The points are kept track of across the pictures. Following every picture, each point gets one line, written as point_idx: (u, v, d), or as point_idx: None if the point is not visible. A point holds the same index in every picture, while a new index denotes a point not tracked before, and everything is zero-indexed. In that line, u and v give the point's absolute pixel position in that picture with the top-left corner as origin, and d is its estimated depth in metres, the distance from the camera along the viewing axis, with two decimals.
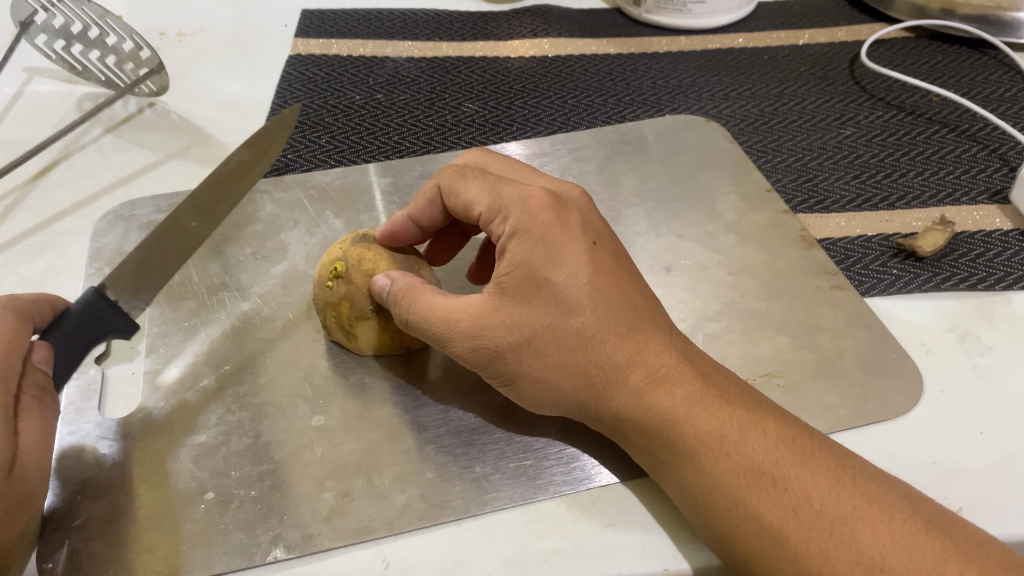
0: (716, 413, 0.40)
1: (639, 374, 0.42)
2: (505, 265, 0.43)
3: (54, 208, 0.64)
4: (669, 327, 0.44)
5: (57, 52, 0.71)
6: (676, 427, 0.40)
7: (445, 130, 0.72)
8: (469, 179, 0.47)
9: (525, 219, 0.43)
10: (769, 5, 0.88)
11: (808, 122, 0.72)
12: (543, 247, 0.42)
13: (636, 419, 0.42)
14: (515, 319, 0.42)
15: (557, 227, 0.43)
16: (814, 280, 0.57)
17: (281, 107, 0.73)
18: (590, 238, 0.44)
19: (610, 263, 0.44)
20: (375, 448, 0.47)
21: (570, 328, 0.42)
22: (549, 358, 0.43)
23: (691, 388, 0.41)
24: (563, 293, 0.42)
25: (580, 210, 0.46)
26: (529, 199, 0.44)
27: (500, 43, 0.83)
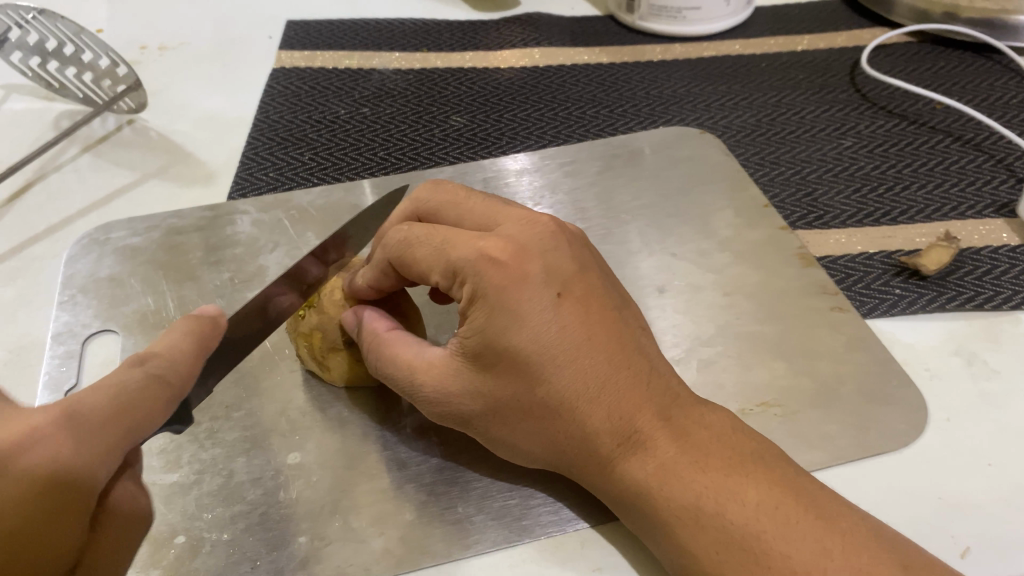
0: (692, 480, 0.38)
1: (611, 439, 0.39)
2: (465, 332, 0.41)
3: (28, 231, 0.62)
4: (650, 377, 0.41)
5: (33, 69, 0.69)
6: (650, 497, 0.38)
7: (432, 145, 0.70)
8: (419, 242, 0.43)
9: (480, 283, 0.40)
10: (767, 10, 0.85)
11: (806, 133, 0.69)
12: (498, 313, 0.39)
13: (613, 484, 0.40)
14: (478, 388, 0.41)
15: (512, 287, 0.39)
16: (814, 301, 0.55)
17: (264, 123, 0.71)
18: (553, 291, 0.40)
19: (580, 317, 0.40)
20: (353, 488, 0.45)
21: (534, 397, 0.39)
22: (519, 424, 0.41)
23: (667, 453, 0.39)
24: (522, 362, 0.39)
25: (547, 254, 0.41)
26: (479, 259, 0.40)
27: (490, 53, 0.81)
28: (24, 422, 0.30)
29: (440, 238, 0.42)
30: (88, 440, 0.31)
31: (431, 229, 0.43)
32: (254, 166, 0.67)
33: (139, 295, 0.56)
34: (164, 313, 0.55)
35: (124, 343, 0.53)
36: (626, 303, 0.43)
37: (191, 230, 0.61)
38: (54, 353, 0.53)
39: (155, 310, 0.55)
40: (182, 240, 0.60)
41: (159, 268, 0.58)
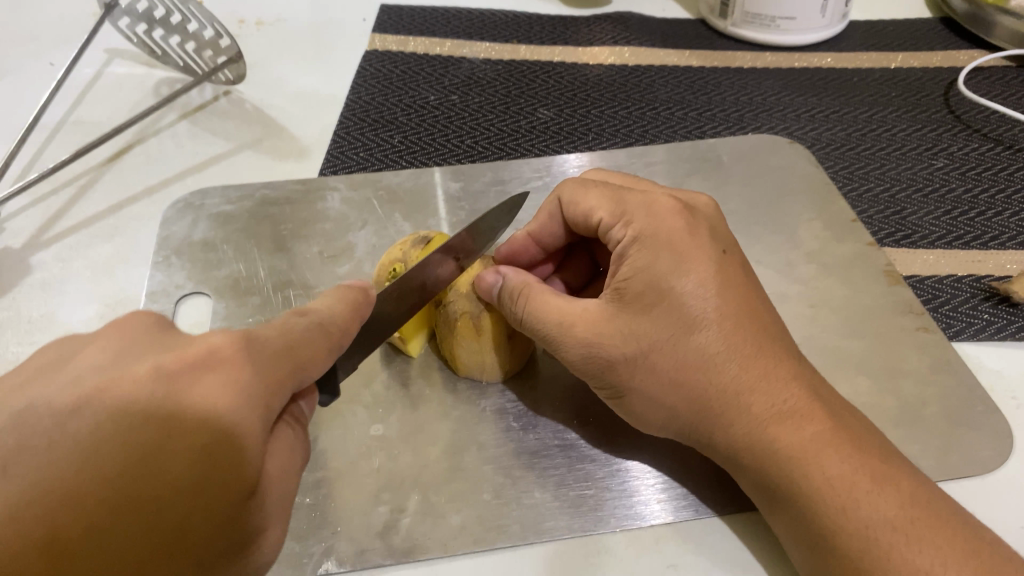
0: (847, 456, 0.37)
1: (763, 403, 0.39)
2: (628, 270, 0.41)
3: (126, 191, 0.65)
4: (798, 359, 0.41)
5: (139, 35, 0.73)
6: (803, 465, 0.37)
7: (519, 136, 0.70)
8: (591, 189, 0.46)
9: (650, 225, 0.42)
10: (862, 24, 0.84)
11: (897, 151, 0.69)
12: (668, 255, 0.40)
13: (756, 452, 0.39)
14: (631, 328, 0.40)
15: (684, 236, 0.41)
16: (899, 320, 0.54)
17: (355, 103, 0.72)
18: (719, 250, 0.41)
19: (739, 277, 0.41)
20: (431, 465, 0.46)
21: (692, 343, 0.39)
22: (663, 373, 0.40)
23: (819, 427, 0.38)
24: (686, 306, 0.39)
25: (709, 222, 0.43)
26: (655, 207, 0.43)
27: (579, 50, 0.81)
28: (204, 344, 0.31)
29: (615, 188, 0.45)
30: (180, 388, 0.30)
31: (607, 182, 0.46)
32: (346, 144, 0.68)
33: (231, 261, 0.58)
34: (254, 280, 0.57)
35: (215, 307, 0.55)
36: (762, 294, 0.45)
37: (283, 202, 0.62)
38: (148, 310, 0.54)
39: (246, 277, 0.57)
40: (275, 211, 0.62)
41: (251, 237, 0.60)
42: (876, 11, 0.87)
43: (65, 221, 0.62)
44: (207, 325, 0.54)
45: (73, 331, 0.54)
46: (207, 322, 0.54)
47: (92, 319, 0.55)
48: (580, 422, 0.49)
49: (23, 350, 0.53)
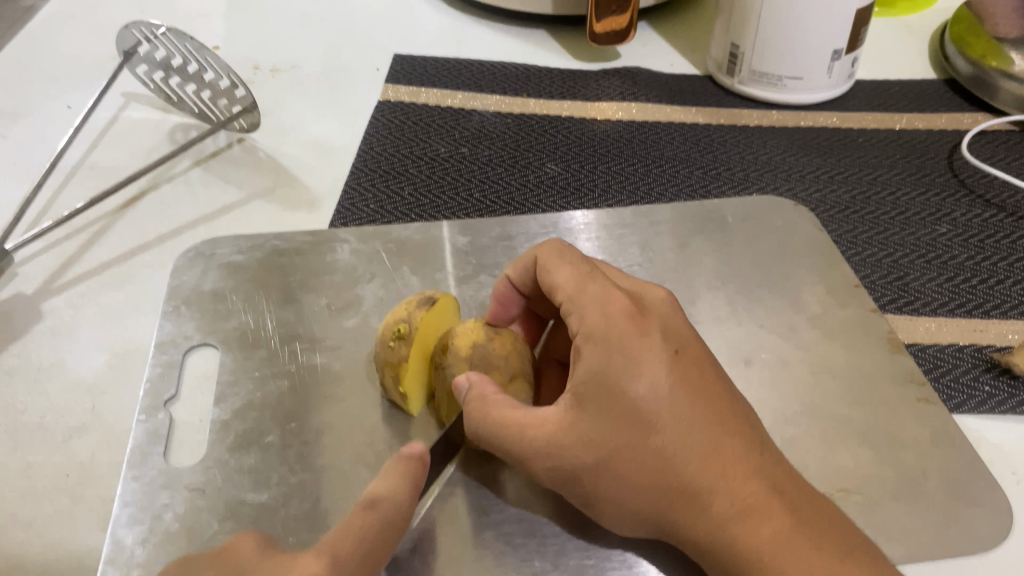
0: (809, 556, 0.37)
1: (723, 501, 0.39)
2: (583, 374, 0.41)
3: (138, 238, 0.65)
4: (759, 449, 0.41)
5: (157, 82, 0.74)
6: (764, 568, 0.37)
7: (527, 191, 0.71)
8: (565, 263, 0.46)
9: (602, 326, 0.42)
10: (867, 83, 0.85)
11: (900, 215, 0.69)
12: (618, 357, 0.40)
13: (720, 554, 0.39)
14: (589, 433, 0.41)
15: (634, 337, 0.41)
16: (900, 389, 0.55)
17: (366, 154, 0.74)
18: (671, 348, 0.41)
19: (693, 373, 0.41)
20: (433, 529, 0.47)
21: (648, 447, 0.40)
22: (624, 477, 0.40)
23: (780, 525, 0.38)
24: (641, 411, 0.40)
25: (663, 316, 0.43)
26: (607, 303, 0.43)
27: (588, 104, 0.82)
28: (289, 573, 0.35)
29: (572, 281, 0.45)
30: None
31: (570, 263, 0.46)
32: (356, 196, 0.69)
33: (240, 312, 0.59)
34: (263, 332, 0.57)
35: (222, 359, 0.56)
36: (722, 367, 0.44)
37: (293, 253, 0.63)
38: (156, 360, 0.55)
39: (254, 329, 0.58)
40: (284, 263, 0.62)
41: (260, 288, 0.61)
42: (882, 71, 0.88)
43: (78, 267, 0.63)
44: (213, 377, 0.55)
45: (81, 380, 0.55)
46: (213, 374, 0.55)
47: (100, 368, 0.56)
48: None
49: (31, 399, 0.54)
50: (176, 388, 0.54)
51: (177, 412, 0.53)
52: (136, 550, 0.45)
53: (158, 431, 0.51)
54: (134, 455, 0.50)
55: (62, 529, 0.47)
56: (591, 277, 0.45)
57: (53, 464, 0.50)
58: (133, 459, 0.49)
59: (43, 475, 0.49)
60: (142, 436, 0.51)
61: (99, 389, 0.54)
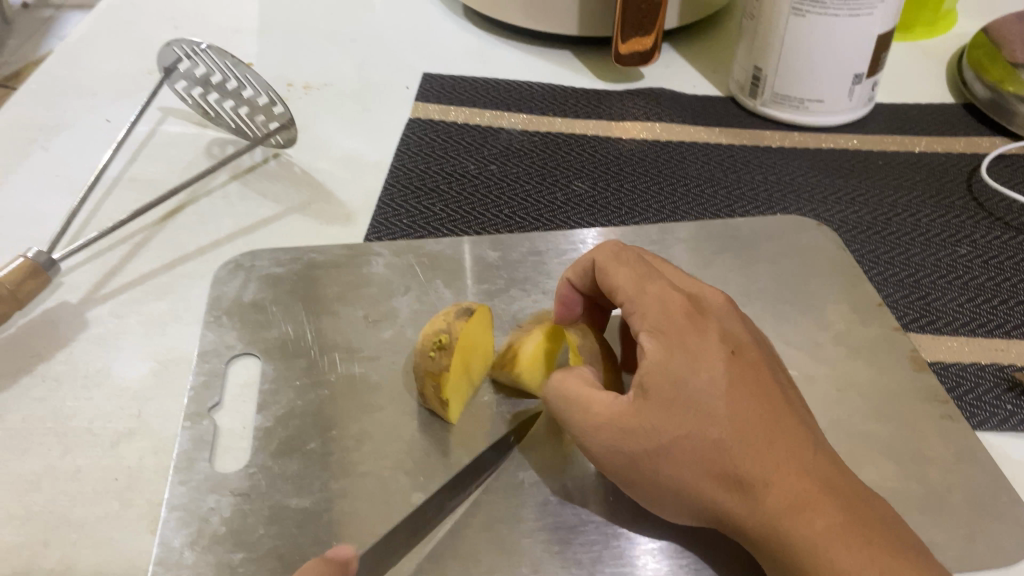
0: (861, 552, 0.38)
1: (780, 494, 0.40)
2: (645, 366, 0.43)
3: (178, 250, 0.67)
4: (813, 446, 0.42)
5: (195, 98, 0.76)
6: (822, 559, 0.38)
7: (556, 208, 0.73)
8: (623, 265, 0.47)
9: (664, 323, 0.44)
10: (886, 107, 0.87)
11: (922, 236, 0.71)
12: (677, 351, 0.43)
13: (774, 547, 0.40)
14: (649, 422, 0.42)
15: (690, 332, 0.44)
16: (923, 406, 0.56)
17: (399, 170, 0.75)
18: (727, 348, 0.44)
19: (749, 372, 0.43)
20: (472, 535, 0.48)
21: (708, 438, 0.41)
22: (682, 466, 0.42)
23: (835, 517, 0.39)
24: (699, 401, 0.42)
25: (718, 320, 0.46)
26: (665, 300, 0.45)
27: (613, 123, 0.84)
28: None
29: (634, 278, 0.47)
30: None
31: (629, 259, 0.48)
32: (390, 211, 0.71)
33: (280, 323, 0.60)
34: (302, 342, 0.59)
35: (263, 368, 0.57)
36: (779, 368, 0.47)
37: (330, 266, 0.65)
38: (200, 369, 0.57)
39: (294, 339, 0.59)
40: (321, 275, 0.64)
41: (298, 299, 0.62)
42: (901, 95, 0.90)
43: (121, 277, 0.65)
44: (254, 386, 0.57)
45: (127, 386, 0.57)
46: (254, 382, 0.57)
47: (145, 375, 0.57)
48: (614, 497, 0.50)
49: (79, 405, 0.55)
50: (219, 395, 0.55)
51: (221, 420, 0.54)
52: (185, 552, 0.47)
53: (204, 436, 0.53)
54: (181, 460, 0.51)
55: (112, 530, 0.48)
56: (652, 276, 0.47)
57: (102, 468, 0.51)
58: (180, 464, 0.51)
59: (92, 478, 0.51)
60: (187, 441, 0.52)
61: (144, 396, 0.56)
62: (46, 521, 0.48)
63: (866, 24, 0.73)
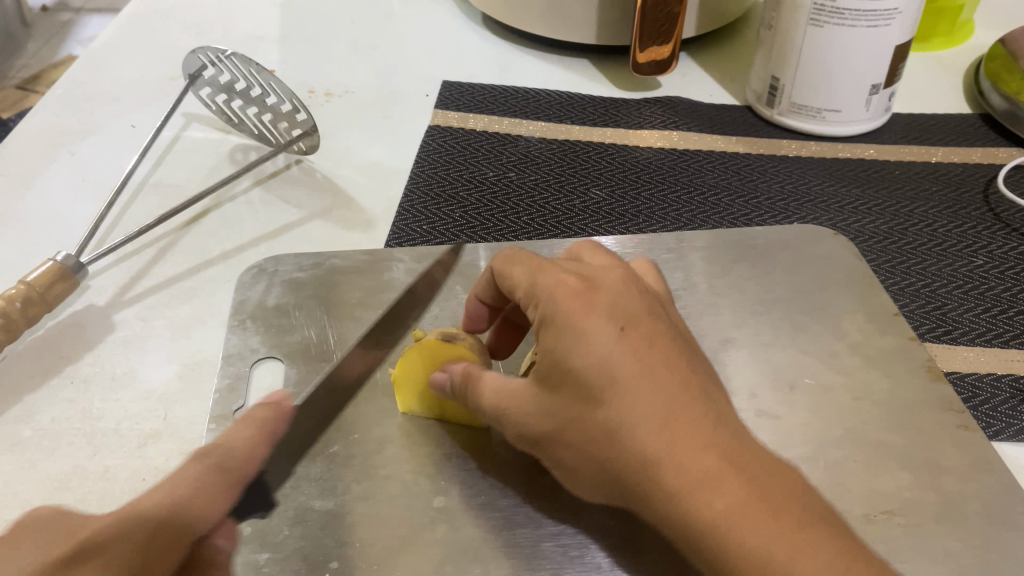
0: (763, 528, 0.37)
1: (673, 477, 0.38)
2: (541, 354, 0.44)
3: (203, 254, 0.68)
4: (718, 421, 0.40)
5: (219, 104, 0.78)
6: (717, 545, 0.37)
7: (573, 216, 0.74)
8: (526, 259, 0.49)
9: (552, 306, 0.44)
10: (903, 116, 0.88)
11: (937, 246, 0.71)
12: (567, 334, 0.42)
13: (673, 525, 0.38)
14: (548, 410, 0.44)
15: (581, 314, 0.42)
16: (940, 415, 0.56)
17: (418, 177, 0.76)
18: (617, 326, 0.42)
19: (645, 347, 0.42)
20: (493, 539, 0.48)
21: (596, 421, 0.41)
22: (581, 449, 0.42)
23: (731, 500, 0.37)
24: (586, 382, 0.41)
25: (615, 295, 0.44)
26: (558, 286, 0.44)
27: (630, 131, 0.85)
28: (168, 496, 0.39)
29: (536, 265, 0.47)
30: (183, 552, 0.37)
31: (533, 257, 0.49)
32: (410, 217, 0.72)
33: (303, 327, 0.61)
34: (326, 346, 0.60)
35: (287, 372, 0.58)
36: (689, 345, 0.44)
37: (352, 271, 0.66)
38: (225, 372, 0.58)
39: (317, 343, 0.60)
40: (343, 280, 0.65)
41: (321, 304, 0.63)
42: (918, 105, 0.90)
43: (147, 280, 0.66)
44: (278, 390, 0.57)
45: (153, 388, 0.58)
46: (278, 386, 0.57)
47: (171, 378, 0.58)
48: None
49: (107, 405, 0.56)
50: (244, 399, 0.56)
51: None
52: None
53: None
54: None
55: None
56: (550, 265, 0.47)
57: (130, 468, 0.52)
58: None
59: (120, 478, 0.52)
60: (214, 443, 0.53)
61: (171, 398, 0.57)
62: None
63: (884, 34, 0.74)
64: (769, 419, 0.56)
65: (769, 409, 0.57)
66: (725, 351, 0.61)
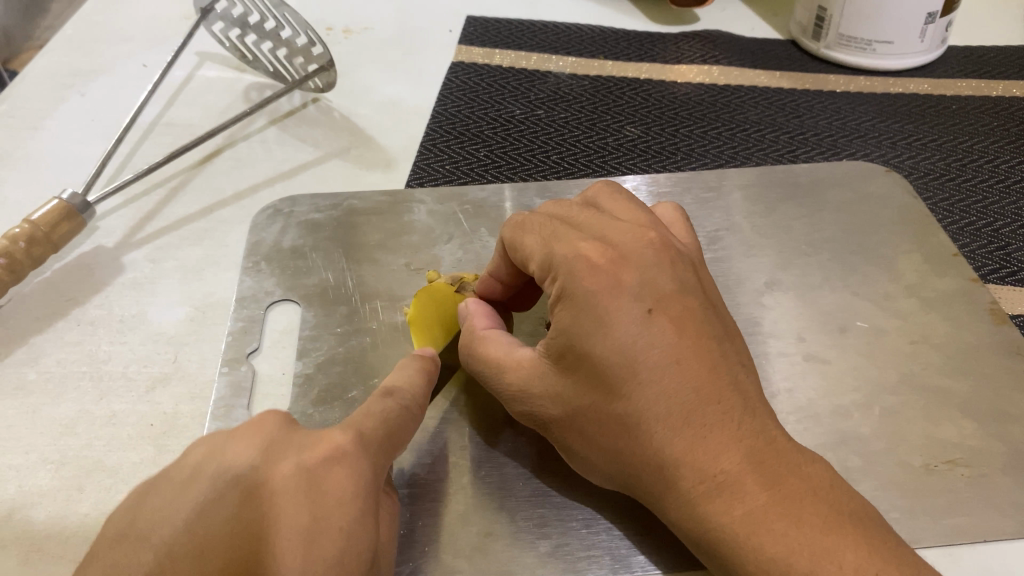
0: (783, 535, 0.34)
1: (693, 477, 0.36)
2: (555, 332, 0.40)
3: (215, 195, 0.65)
4: (743, 415, 0.37)
5: (232, 40, 0.74)
6: (738, 549, 0.35)
7: (605, 154, 0.69)
8: (540, 223, 0.44)
9: (570, 281, 0.40)
10: (959, 49, 0.82)
11: (999, 184, 0.66)
12: (584, 314, 0.39)
13: (691, 525, 0.36)
14: (559, 393, 0.40)
15: (605, 292, 0.39)
16: (1006, 361, 0.52)
17: (442, 115, 0.72)
18: (643, 306, 0.38)
19: (672, 332, 0.38)
20: (521, 489, 0.45)
21: (613, 411, 0.38)
22: (594, 436, 0.39)
23: (756, 500, 0.35)
24: (603, 369, 0.38)
25: (645, 269, 0.40)
26: (578, 258, 0.40)
27: (667, 67, 0.80)
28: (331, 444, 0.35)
29: (553, 230, 0.43)
30: (364, 508, 0.34)
31: (549, 220, 0.44)
32: (432, 157, 0.68)
33: (320, 270, 0.58)
34: (343, 289, 0.57)
35: (302, 315, 0.55)
36: (717, 318, 0.40)
37: (371, 212, 0.62)
38: (238, 315, 0.55)
39: (334, 285, 0.57)
40: (362, 221, 0.62)
41: (339, 246, 0.60)
42: (975, 37, 0.84)
43: (157, 222, 0.63)
44: (292, 331, 0.55)
45: (163, 331, 0.55)
46: (292, 327, 0.55)
47: (181, 320, 0.55)
48: None
49: (114, 349, 0.54)
50: (257, 339, 0.53)
51: (259, 366, 0.52)
52: None
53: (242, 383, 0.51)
54: (218, 406, 0.49)
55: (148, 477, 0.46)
56: (568, 232, 0.43)
57: (137, 413, 0.50)
58: (218, 410, 0.49)
59: (128, 424, 0.49)
60: (225, 387, 0.50)
61: (180, 341, 0.54)
62: (81, 466, 0.47)
63: None
64: (819, 364, 0.52)
65: (818, 354, 0.53)
66: (770, 294, 0.57)
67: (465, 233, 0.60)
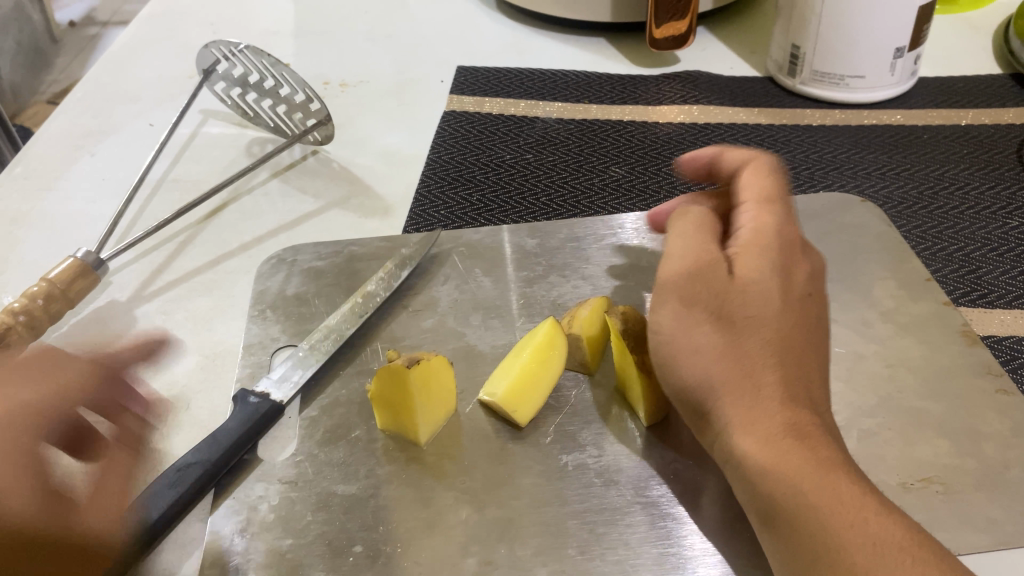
0: (856, 482, 0.38)
1: (799, 410, 0.40)
2: (744, 252, 0.45)
3: (222, 246, 0.69)
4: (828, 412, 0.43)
5: (235, 98, 0.78)
6: (817, 469, 0.38)
7: (593, 194, 0.72)
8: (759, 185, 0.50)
9: (774, 226, 0.46)
10: (931, 80, 0.85)
11: (970, 209, 0.69)
12: (775, 255, 0.44)
13: (771, 437, 0.39)
14: (722, 287, 0.43)
15: (789, 260, 0.45)
16: (977, 381, 0.55)
17: (435, 162, 0.76)
18: (806, 291, 0.45)
19: (813, 321, 0.45)
20: (518, 519, 0.48)
21: (760, 327, 0.42)
22: (717, 335, 0.42)
23: (836, 456, 0.39)
24: (770, 301, 0.43)
25: (810, 271, 0.47)
26: (789, 224, 0.47)
27: (649, 108, 0.83)
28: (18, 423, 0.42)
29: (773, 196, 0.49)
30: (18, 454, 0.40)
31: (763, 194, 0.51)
32: (427, 203, 0.71)
33: (323, 315, 0.61)
34: None
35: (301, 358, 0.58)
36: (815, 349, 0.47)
37: (370, 257, 0.66)
38: (245, 361, 0.57)
39: None
40: (363, 267, 0.65)
41: (341, 291, 0.63)
42: (946, 69, 0.87)
43: (167, 275, 0.66)
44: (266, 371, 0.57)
45: (175, 380, 0.58)
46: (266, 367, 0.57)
47: (193, 369, 0.58)
48: (660, 479, 0.49)
49: None
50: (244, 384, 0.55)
51: None
52: (236, 539, 0.47)
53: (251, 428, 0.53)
54: None
55: None
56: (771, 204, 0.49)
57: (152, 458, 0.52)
58: None
59: None
60: None
61: (192, 390, 0.57)
62: None
63: None
64: None
65: None
66: None
67: (461, 276, 0.64)
